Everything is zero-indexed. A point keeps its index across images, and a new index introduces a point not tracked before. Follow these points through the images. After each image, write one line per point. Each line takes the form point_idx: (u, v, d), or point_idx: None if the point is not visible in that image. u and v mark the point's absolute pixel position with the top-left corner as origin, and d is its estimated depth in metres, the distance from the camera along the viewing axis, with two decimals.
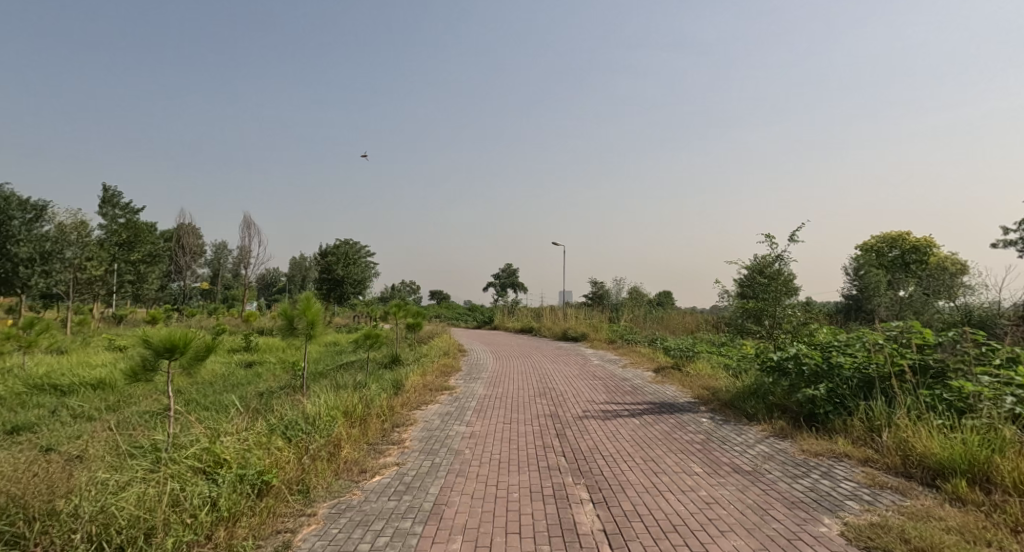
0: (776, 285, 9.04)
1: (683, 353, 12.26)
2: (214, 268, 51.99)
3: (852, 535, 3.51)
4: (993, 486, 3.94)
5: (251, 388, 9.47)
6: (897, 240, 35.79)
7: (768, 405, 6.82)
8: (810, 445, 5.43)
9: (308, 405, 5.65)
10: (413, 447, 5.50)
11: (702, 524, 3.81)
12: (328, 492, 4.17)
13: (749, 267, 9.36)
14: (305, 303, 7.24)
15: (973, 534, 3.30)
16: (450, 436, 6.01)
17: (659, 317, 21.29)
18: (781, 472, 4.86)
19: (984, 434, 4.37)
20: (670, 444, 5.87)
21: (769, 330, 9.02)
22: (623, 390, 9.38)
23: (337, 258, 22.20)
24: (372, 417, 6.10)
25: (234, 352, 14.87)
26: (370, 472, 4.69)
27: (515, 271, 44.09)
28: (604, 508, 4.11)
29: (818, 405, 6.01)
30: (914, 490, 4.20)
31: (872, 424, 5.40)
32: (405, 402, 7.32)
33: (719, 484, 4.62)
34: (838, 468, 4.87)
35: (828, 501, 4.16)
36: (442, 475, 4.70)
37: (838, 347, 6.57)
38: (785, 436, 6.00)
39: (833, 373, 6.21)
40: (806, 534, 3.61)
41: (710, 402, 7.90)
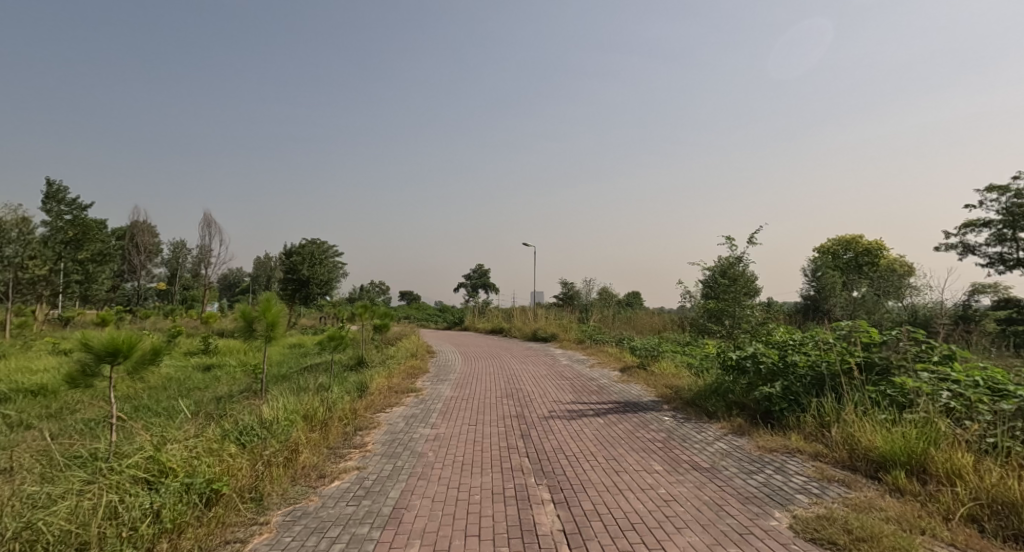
0: (737, 286, 9.28)
1: (649, 353, 12.46)
2: (172, 268, 50.04)
3: (800, 527, 3.64)
4: (929, 477, 4.14)
5: (207, 393, 9.12)
6: (851, 243, 37.38)
7: (727, 404, 7.00)
8: (766, 442, 5.61)
9: (265, 410, 5.48)
10: (376, 450, 5.41)
11: (659, 522, 3.87)
12: (283, 499, 4.06)
13: (711, 268, 9.59)
14: (265, 303, 7.03)
15: (910, 523, 3.46)
16: (413, 439, 5.93)
17: (626, 317, 21.59)
18: (737, 468, 5.01)
19: (923, 427, 4.59)
20: (633, 443, 5.95)
21: (730, 330, 9.29)
22: (589, 390, 9.47)
23: (303, 258, 21.63)
24: (334, 421, 5.96)
25: (190, 355, 14.32)
26: (329, 477, 4.58)
27: (486, 271, 43.95)
28: (564, 508, 4.14)
29: (774, 402, 6.21)
30: (859, 482, 4.39)
31: (823, 420, 5.61)
32: (370, 405, 7.18)
33: (678, 482, 4.71)
34: (790, 463, 5.05)
35: (780, 495, 4.30)
36: (404, 478, 4.64)
37: (792, 346, 6.81)
38: (742, 433, 6.18)
39: (788, 371, 6.42)
40: (757, 528, 3.72)
41: (673, 400, 8.06)
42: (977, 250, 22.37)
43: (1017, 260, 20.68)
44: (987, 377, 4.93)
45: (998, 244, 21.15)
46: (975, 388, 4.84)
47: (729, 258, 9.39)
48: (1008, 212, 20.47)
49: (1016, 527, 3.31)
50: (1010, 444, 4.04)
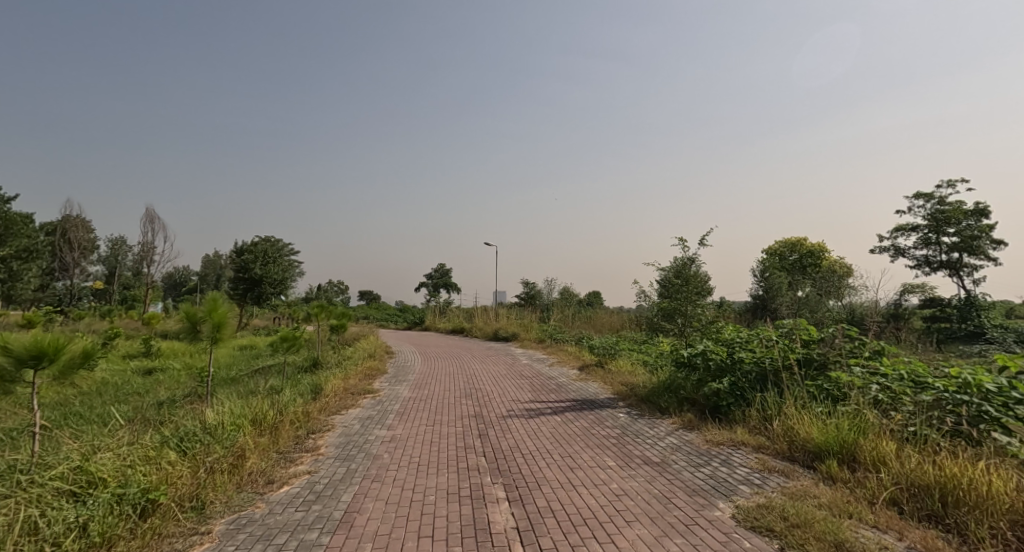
0: (690, 286, 9.58)
1: (606, 351, 12.66)
2: (110, 266, 47.20)
3: (742, 517, 3.81)
4: (858, 464, 4.41)
5: (147, 398, 8.65)
6: (796, 245, 39.26)
7: (679, 400, 7.23)
8: (713, 436, 5.82)
9: (209, 415, 5.25)
10: (328, 454, 5.29)
11: (610, 516, 3.96)
12: (227, 507, 3.91)
13: (666, 268, 9.86)
14: (211, 303, 6.72)
15: (839, 508, 3.67)
16: (368, 441, 5.83)
17: (586, 317, 21.85)
18: (685, 462, 5.18)
19: (855, 418, 4.86)
20: (588, 440, 6.05)
21: (682, 329, 9.60)
22: (548, 389, 9.56)
23: (255, 256, 20.82)
24: (284, 425, 5.77)
25: (128, 359, 13.53)
26: (277, 483, 4.44)
27: (447, 271, 43.53)
28: (519, 505, 4.16)
29: (721, 397, 6.46)
30: (797, 472, 4.62)
31: (766, 414, 5.87)
32: (324, 407, 7.00)
33: (630, 477, 4.83)
34: (735, 455, 5.26)
35: (724, 487, 4.48)
36: (356, 481, 4.55)
37: (740, 343, 7.08)
38: (692, 428, 6.40)
39: (735, 367, 6.68)
40: (703, 518, 3.87)
41: (628, 397, 8.26)
42: (905, 252, 23.93)
43: (941, 262, 22.23)
44: (910, 370, 5.28)
45: (925, 246, 22.67)
46: (900, 381, 5.17)
47: (683, 260, 9.65)
48: (932, 217, 21.96)
49: (930, 508, 3.56)
50: (928, 432, 4.33)
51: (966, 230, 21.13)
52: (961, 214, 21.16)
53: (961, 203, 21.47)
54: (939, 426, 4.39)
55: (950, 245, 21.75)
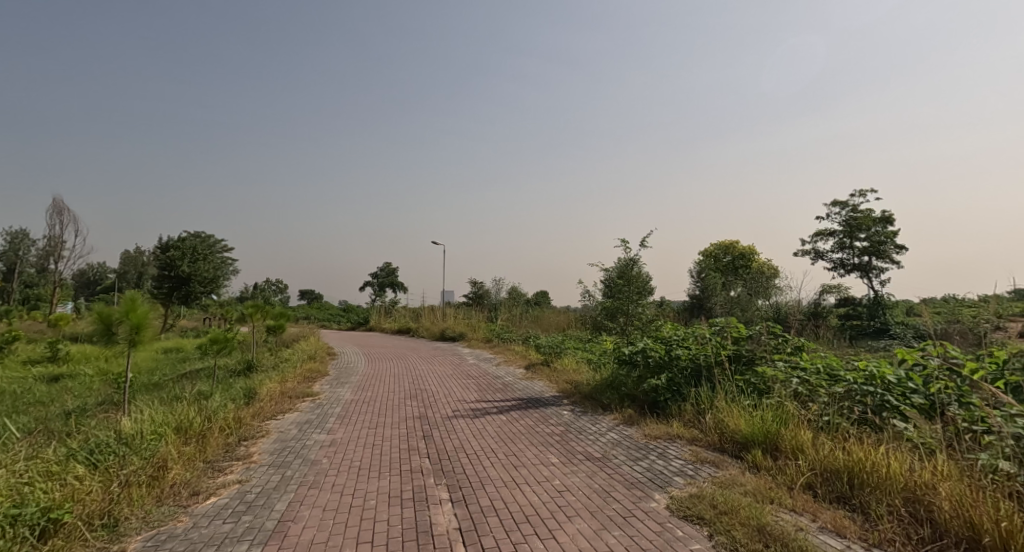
0: (632, 286, 9.90)
1: (552, 349, 12.86)
2: (12, 262, 42.94)
3: (675, 507, 4.00)
4: (780, 453, 4.74)
5: (56, 407, 7.96)
6: (729, 248, 41.43)
7: (620, 396, 7.48)
8: (651, 430, 6.06)
9: (126, 423, 4.92)
10: (262, 461, 5.09)
11: (552, 512, 4.05)
12: (145, 522, 3.69)
13: (608, 269, 10.13)
14: (128, 303, 6.27)
15: (762, 495, 3.93)
16: (306, 446, 5.65)
17: (532, 317, 22.08)
18: (624, 456, 5.37)
19: (778, 410, 5.21)
20: (532, 438, 6.14)
21: (624, 327, 9.93)
22: (494, 388, 9.61)
23: (183, 253, 19.62)
24: (213, 432, 5.49)
25: (33, 365, 12.36)
26: (203, 494, 4.23)
27: (392, 270, 42.69)
28: (462, 506, 4.18)
29: (659, 393, 6.73)
30: (726, 462, 4.90)
31: (700, 408, 6.17)
32: (258, 412, 6.72)
33: (572, 472, 4.95)
34: (671, 448, 5.51)
35: (659, 479, 4.68)
36: (292, 489, 4.41)
37: (677, 340, 7.40)
38: (632, 423, 6.63)
39: (672, 364, 6.98)
40: (639, 510, 4.03)
41: (572, 395, 8.44)
42: (824, 256, 25.77)
43: (854, 265, 24.12)
44: (826, 364, 5.73)
45: (840, 250, 24.51)
46: (817, 374, 5.59)
47: (627, 260, 9.95)
48: (847, 224, 23.75)
49: (840, 490, 3.88)
50: (839, 420, 4.71)
51: (875, 235, 23.04)
52: (871, 221, 23.03)
53: (872, 211, 23.36)
54: (849, 415, 4.78)
55: (862, 249, 23.64)
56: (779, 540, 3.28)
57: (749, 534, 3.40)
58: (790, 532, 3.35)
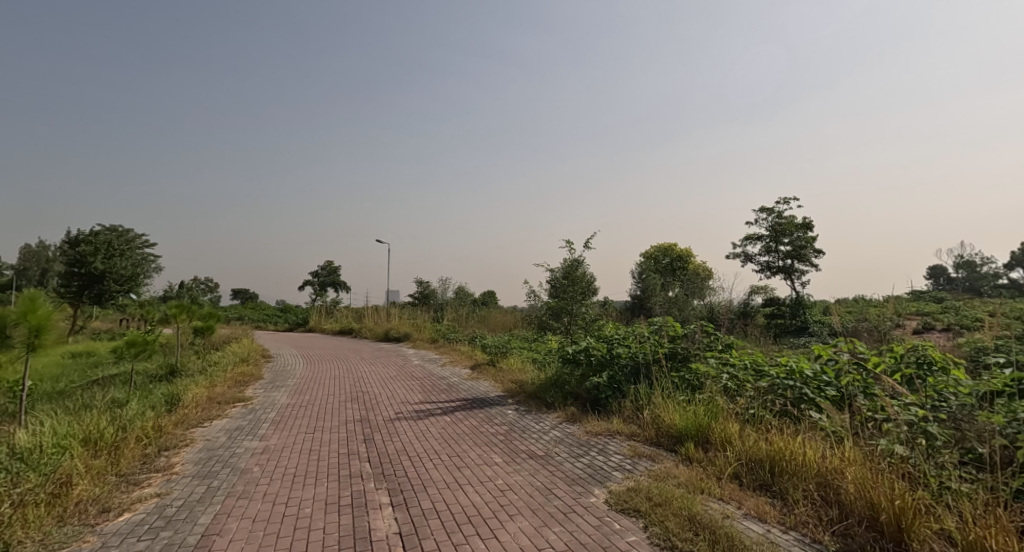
0: (576, 286, 10.08)
1: (497, 349, 12.89)
2: None
3: (613, 501, 4.11)
4: (710, 445, 4.97)
5: None
6: (669, 250, 43.18)
7: (564, 394, 7.60)
8: (592, 427, 6.19)
9: (24, 437, 4.49)
10: (184, 472, 4.79)
11: (494, 511, 4.05)
12: (43, 546, 3.37)
13: (554, 269, 10.26)
14: (27, 303, 5.71)
15: (693, 486, 4.11)
16: (236, 454, 5.36)
17: (478, 317, 22.03)
18: (566, 453, 5.47)
19: (709, 405, 5.47)
20: (475, 438, 6.12)
21: (568, 327, 10.10)
22: (439, 389, 9.51)
23: (95, 248, 18.15)
24: (128, 443, 5.11)
25: None
26: (115, 510, 3.92)
27: (334, 268, 41.34)
28: (402, 509, 4.10)
29: (601, 390, 6.90)
30: (662, 456, 5.09)
31: (638, 404, 6.37)
32: (181, 420, 6.31)
33: (515, 471, 4.98)
34: (611, 444, 5.65)
35: (599, 474, 4.80)
36: (218, 500, 4.18)
37: (618, 339, 7.61)
38: (574, 420, 6.75)
39: (613, 362, 7.16)
40: (579, 506, 4.11)
41: (517, 394, 8.49)
42: (753, 258, 27.28)
43: (779, 267, 25.68)
44: (753, 360, 6.07)
45: (767, 254, 26.02)
46: (745, 369, 5.91)
47: (573, 261, 10.12)
48: (773, 229, 25.24)
49: (763, 478, 4.12)
50: (763, 413, 5.00)
51: (798, 240, 24.65)
52: (794, 226, 24.61)
53: (795, 217, 24.97)
54: (772, 407, 5.08)
55: (786, 253, 25.20)
56: (708, 527, 3.44)
57: (681, 524, 3.54)
58: (718, 520, 3.52)
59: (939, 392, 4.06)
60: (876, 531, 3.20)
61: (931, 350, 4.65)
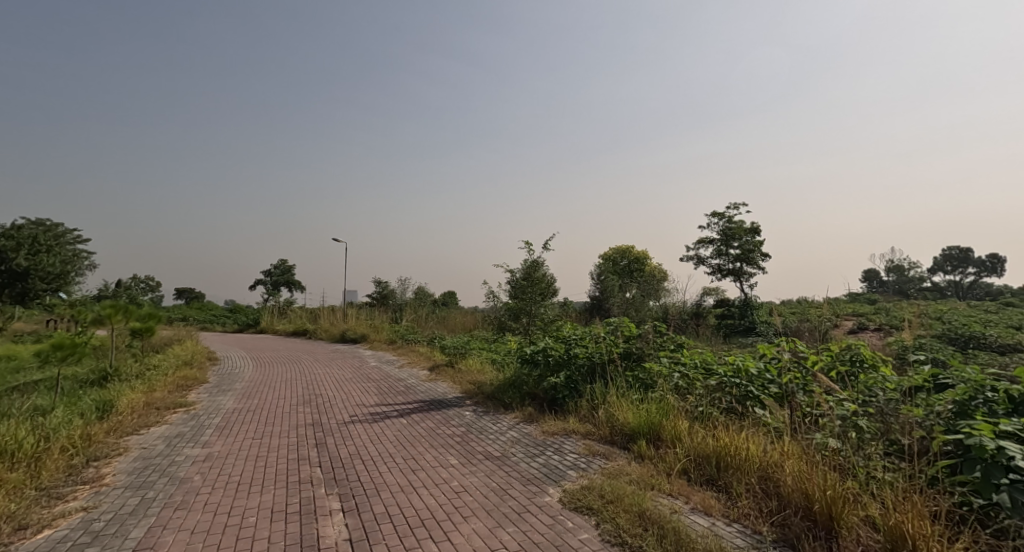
0: (534, 287, 10.13)
1: (456, 350, 12.78)
2: None
3: (567, 499, 4.14)
4: (662, 442, 5.09)
5: None
6: (626, 252, 44.16)
7: (522, 395, 7.62)
8: (549, 427, 6.23)
9: None
10: (116, 484, 4.51)
11: (448, 514, 4.00)
12: None
13: (513, 270, 10.27)
14: None
15: (644, 482, 4.20)
16: (175, 463, 5.10)
17: (437, 317, 21.82)
18: (523, 453, 5.47)
19: (661, 403, 5.60)
20: (432, 440, 6.05)
21: (526, 327, 10.16)
22: (396, 391, 9.36)
23: (17, 244, 16.93)
24: (52, 453, 4.76)
25: None
26: (33, 527, 3.64)
27: (288, 267, 40.02)
28: (354, 515, 4.00)
29: (558, 390, 6.95)
30: (615, 454, 5.17)
31: (594, 403, 6.44)
32: (114, 428, 5.94)
33: (470, 473, 4.94)
34: (566, 443, 5.70)
35: (554, 473, 4.82)
36: (153, 512, 3.95)
37: (575, 339, 7.69)
38: (531, 421, 6.77)
39: (570, 362, 7.24)
40: (533, 505, 4.12)
41: (475, 395, 8.45)
42: (705, 261, 28.21)
43: (729, 270, 26.65)
44: (703, 359, 6.26)
45: (718, 256, 26.95)
46: (695, 368, 6.09)
47: (533, 261, 10.15)
48: (723, 232, 26.16)
49: (709, 473, 4.25)
50: (711, 410, 5.16)
51: (746, 244, 25.69)
52: (743, 231, 25.60)
53: (744, 222, 25.99)
54: (719, 404, 5.26)
55: (735, 256, 26.19)
56: (657, 523, 3.51)
57: (631, 520, 3.60)
58: (667, 515, 3.60)
59: (869, 388, 4.30)
60: (810, 520, 3.34)
61: (862, 349, 4.93)
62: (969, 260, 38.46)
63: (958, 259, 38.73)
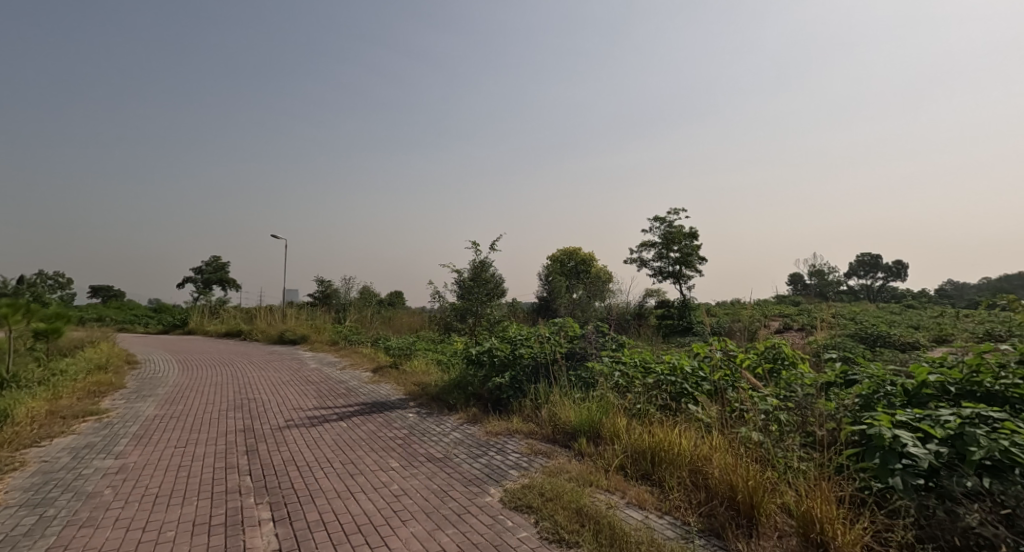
0: (481, 287, 10.13)
1: (402, 351, 12.59)
2: None
3: (508, 499, 4.17)
4: (601, 439, 5.22)
5: None
6: (573, 255, 44.89)
7: (466, 395, 7.59)
8: (492, 427, 6.25)
9: None
10: (10, 502, 4.12)
11: (386, 518, 3.93)
12: None
13: (460, 270, 10.22)
14: None
15: (583, 479, 4.30)
16: (83, 476, 4.72)
17: (382, 318, 21.35)
18: (465, 454, 5.46)
19: (601, 401, 5.75)
20: (372, 444, 5.92)
21: (472, 327, 10.16)
22: (336, 393, 9.09)
23: None
24: None
25: None
26: None
27: (221, 264, 37.90)
28: (284, 524, 3.85)
29: (503, 390, 6.99)
30: (556, 452, 5.26)
31: (538, 403, 6.51)
32: (9, 441, 5.41)
33: (411, 475, 4.88)
34: (509, 443, 5.74)
35: (496, 473, 4.84)
36: (55, 531, 3.64)
37: (521, 339, 7.75)
38: (476, 421, 6.77)
39: (515, 362, 7.30)
40: (474, 506, 4.12)
41: (419, 397, 8.34)
42: (647, 264, 29.19)
43: (669, 272, 27.70)
44: (642, 358, 6.48)
45: (660, 259, 27.93)
46: (635, 366, 6.29)
47: (480, 261, 10.14)
48: (664, 237, 27.15)
49: (645, 468, 4.41)
50: (647, 406, 5.34)
51: (686, 248, 26.81)
52: (682, 235, 26.71)
53: (683, 226, 27.09)
54: (655, 401, 5.46)
55: (675, 259, 27.28)
56: (593, 518, 3.61)
57: (569, 517, 3.68)
58: (603, 510, 3.71)
59: (790, 384, 4.59)
60: (734, 509, 3.53)
61: (785, 347, 5.27)
62: (879, 266, 41.97)
63: (870, 265, 42.18)
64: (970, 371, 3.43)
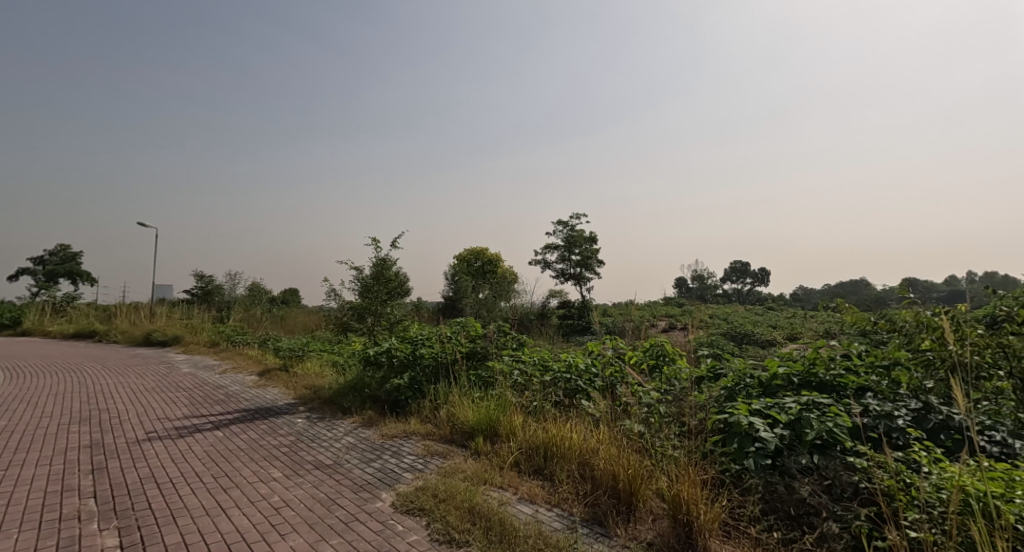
0: (381, 286, 9.78)
1: (292, 353, 11.80)
2: None
3: (399, 503, 4.07)
4: (497, 437, 5.28)
5: None
6: (478, 255, 44.94)
7: (362, 398, 7.30)
8: (389, 429, 6.07)
9: None
10: None
11: (262, 533, 3.66)
12: None
13: (359, 267, 9.79)
14: None
15: (477, 478, 4.32)
16: None
17: (271, 317, 19.88)
18: (357, 459, 5.25)
19: (499, 399, 5.81)
20: (253, 453, 5.48)
21: (371, 327, 9.80)
22: (215, 399, 8.31)
23: None
24: None
25: None
26: None
27: (72, 255, 33.00)
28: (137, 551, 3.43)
29: (401, 392, 6.82)
30: (452, 452, 5.23)
31: (436, 403, 6.44)
32: None
33: (295, 485, 4.59)
34: (405, 445, 5.61)
35: (389, 477, 4.71)
36: None
37: (421, 339, 7.60)
38: (371, 424, 6.54)
39: (415, 362, 7.13)
40: (363, 513, 3.96)
41: (311, 401, 7.87)
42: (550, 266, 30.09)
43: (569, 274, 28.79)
44: (540, 357, 6.64)
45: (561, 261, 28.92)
46: (533, 365, 6.43)
47: (381, 259, 9.80)
48: (566, 240, 28.18)
49: (537, 463, 4.53)
50: (543, 404, 5.50)
51: (585, 251, 28.05)
52: (583, 239, 27.93)
53: (584, 230, 28.32)
54: (551, 398, 5.63)
55: (575, 262, 28.40)
56: (485, 516, 3.63)
57: (460, 517, 3.67)
58: (495, 507, 3.75)
59: (670, 378, 4.95)
60: (615, 497, 3.74)
61: (666, 345, 5.69)
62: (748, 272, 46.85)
63: (740, 271, 47.01)
64: (809, 363, 3.96)
